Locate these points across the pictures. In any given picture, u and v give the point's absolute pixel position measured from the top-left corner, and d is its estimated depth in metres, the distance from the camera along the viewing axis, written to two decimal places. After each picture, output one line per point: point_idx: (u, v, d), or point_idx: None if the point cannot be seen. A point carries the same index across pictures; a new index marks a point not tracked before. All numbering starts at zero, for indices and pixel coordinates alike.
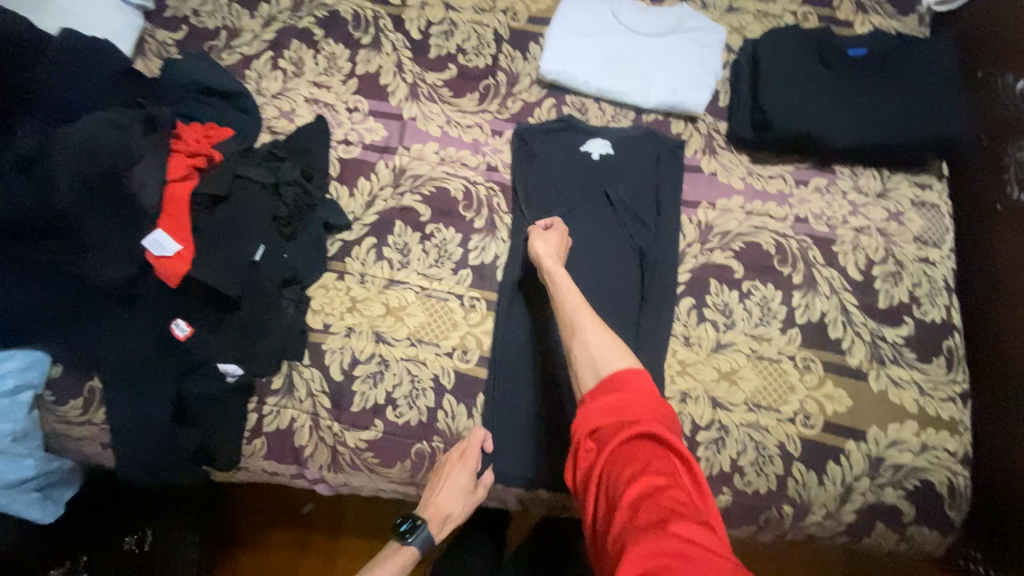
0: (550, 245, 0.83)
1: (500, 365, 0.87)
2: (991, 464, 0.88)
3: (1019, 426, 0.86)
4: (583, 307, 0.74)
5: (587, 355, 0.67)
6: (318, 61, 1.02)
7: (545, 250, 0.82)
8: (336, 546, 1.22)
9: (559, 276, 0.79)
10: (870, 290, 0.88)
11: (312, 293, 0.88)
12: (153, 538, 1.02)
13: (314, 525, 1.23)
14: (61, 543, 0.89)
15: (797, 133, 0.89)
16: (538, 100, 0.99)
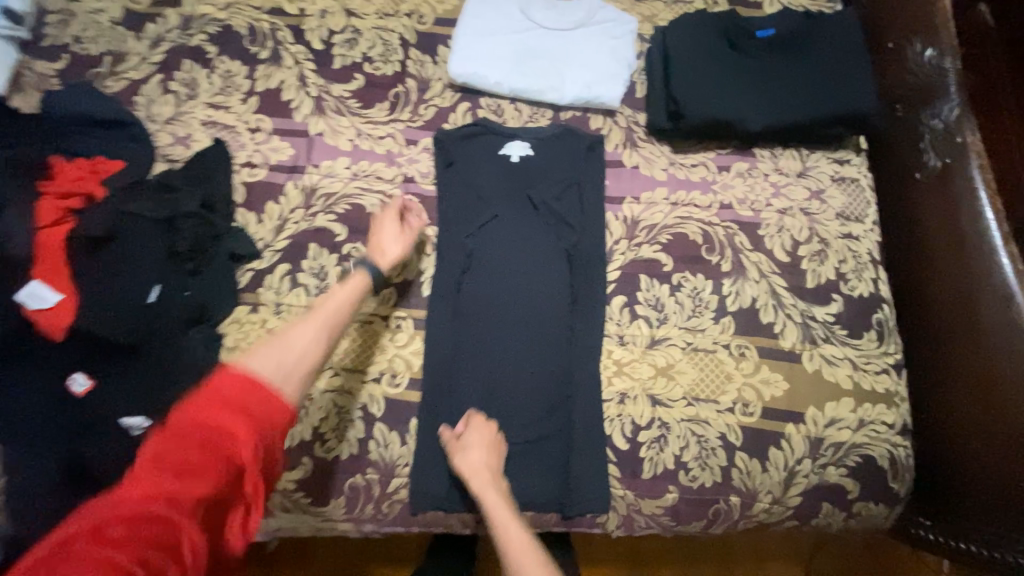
0: (475, 457, 0.74)
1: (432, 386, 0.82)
2: (930, 430, 0.90)
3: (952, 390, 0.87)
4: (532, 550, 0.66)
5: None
6: (213, 80, 0.95)
7: (474, 470, 0.73)
8: None
9: (491, 505, 0.71)
10: (798, 271, 0.87)
11: (224, 330, 0.82)
12: None
13: None
14: None
15: (712, 119, 0.87)
16: (452, 105, 0.95)
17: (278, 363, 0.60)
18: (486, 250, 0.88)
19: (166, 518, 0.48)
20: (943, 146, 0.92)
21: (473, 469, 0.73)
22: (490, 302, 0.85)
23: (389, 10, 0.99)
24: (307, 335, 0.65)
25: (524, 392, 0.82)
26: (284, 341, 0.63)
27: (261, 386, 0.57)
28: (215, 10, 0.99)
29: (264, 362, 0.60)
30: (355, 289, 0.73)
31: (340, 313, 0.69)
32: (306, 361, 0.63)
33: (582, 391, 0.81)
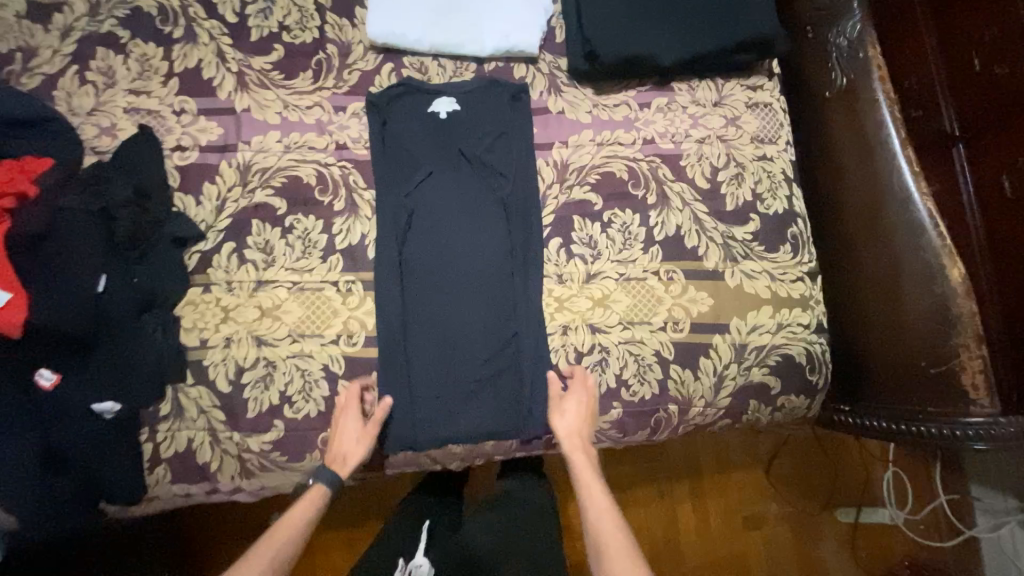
0: (570, 421, 0.84)
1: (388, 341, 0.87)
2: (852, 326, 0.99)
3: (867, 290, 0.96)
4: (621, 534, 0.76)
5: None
6: (130, 66, 0.93)
7: (569, 434, 0.84)
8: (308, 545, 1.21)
9: (579, 466, 0.82)
10: (718, 196, 0.94)
11: (180, 312, 0.86)
12: None
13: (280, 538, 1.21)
14: None
15: (627, 57, 0.90)
16: (375, 67, 0.95)
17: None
18: (426, 207, 0.91)
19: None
20: (850, 62, 0.96)
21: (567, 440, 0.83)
22: (435, 257, 0.90)
23: None
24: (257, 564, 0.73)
25: (475, 335, 0.88)
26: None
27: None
28: None
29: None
30: (310, 510, 0.80)
31: (292, 539, 0.77)
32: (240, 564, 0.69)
33: (527, 329, 0.88)
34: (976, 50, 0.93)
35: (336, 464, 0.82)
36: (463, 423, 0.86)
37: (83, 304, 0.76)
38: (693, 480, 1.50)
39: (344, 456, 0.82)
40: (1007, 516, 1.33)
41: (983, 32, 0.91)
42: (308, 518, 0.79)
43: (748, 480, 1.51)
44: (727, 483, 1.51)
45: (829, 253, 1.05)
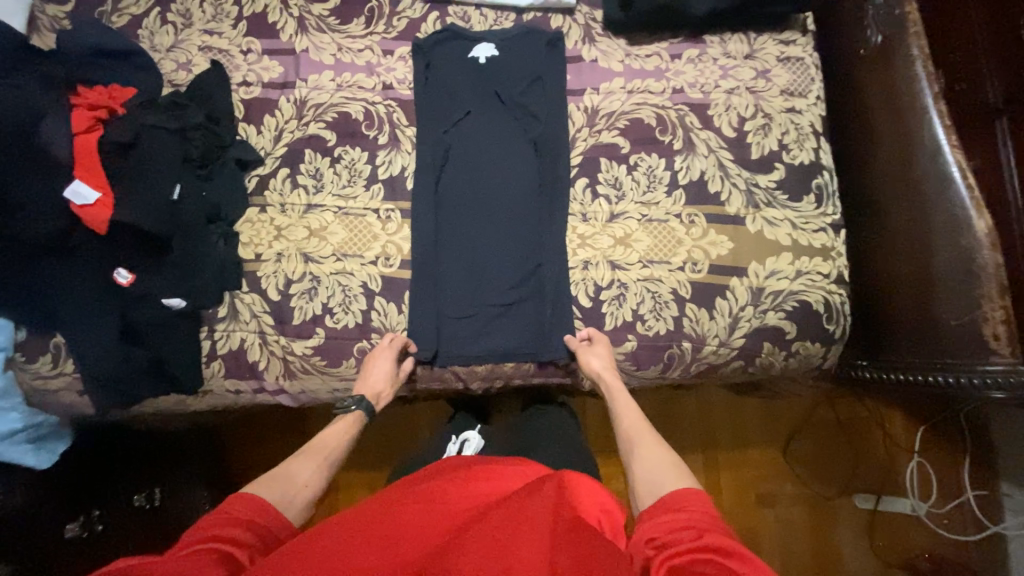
0: (603, 360, 0.90)
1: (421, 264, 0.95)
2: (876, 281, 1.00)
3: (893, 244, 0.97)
4: (644, 429, 0.79)
5: (647, 481, 0.69)
6: (205, 9, 1.04)
7: (600, 370, 0.89)
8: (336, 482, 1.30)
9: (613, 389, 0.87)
10: (743, 144, 0.96)
11: (239, 228, 0.96)
12: (162, 494, 1.13)
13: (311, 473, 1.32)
14: (71, 494, 0.98)
15: (658, 7, 0.94)
16: (422, 15, 1.02)
17: (280, 491, 0.69)
18: (463, 144, 0.98)
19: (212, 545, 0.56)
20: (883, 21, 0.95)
21: (601, 371, 0.89)
22: (469, 191, 0.97)
23: None
24: (300, 472, 0.73)
25: (501, 264, 0.95)
26: (288, 475, 0.72)
27: (268, 507, 0.65)
28: None
29: (269, 490, 0.67)
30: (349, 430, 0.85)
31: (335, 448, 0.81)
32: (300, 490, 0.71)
33: (550, 260, 0.94)
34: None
35: (370, 399, 0.89)
36: (486, 342, 0.94)
37: (160, 207, 0.86)
38: (707, 453, 1.52)
39: (378, 393, 0.89)
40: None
41: None
42: (345, 438, 0.84)
43: (763, 456, 1.52)
44: (740, 458, 1.52)
45: (856, 211, 1.06)
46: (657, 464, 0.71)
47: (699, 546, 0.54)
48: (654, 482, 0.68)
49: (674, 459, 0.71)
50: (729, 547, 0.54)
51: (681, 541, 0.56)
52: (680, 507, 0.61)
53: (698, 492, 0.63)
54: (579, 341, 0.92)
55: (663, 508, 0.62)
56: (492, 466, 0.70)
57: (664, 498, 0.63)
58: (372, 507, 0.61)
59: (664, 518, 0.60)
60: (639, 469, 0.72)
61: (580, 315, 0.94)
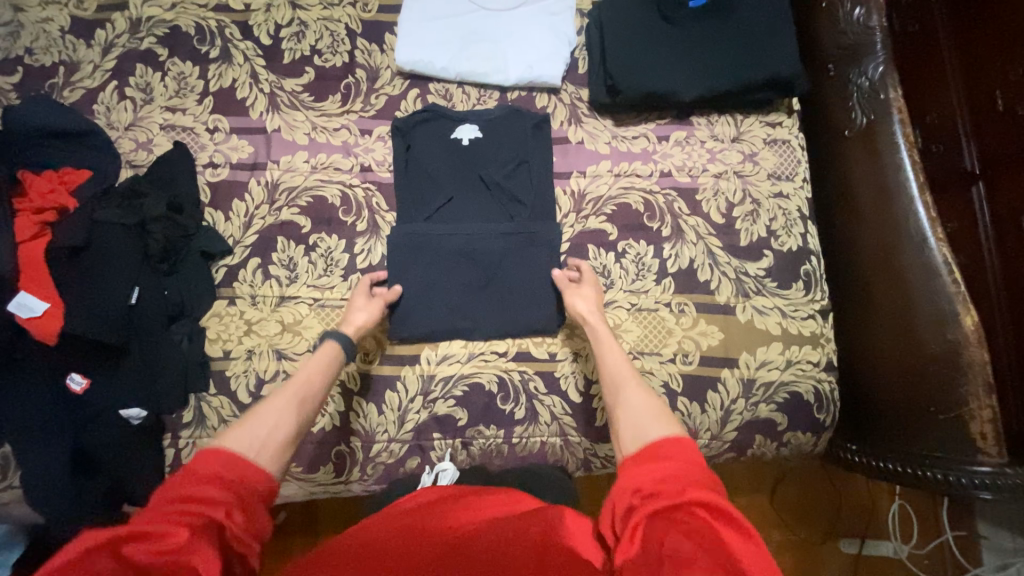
0: (590, 304, 0.86)
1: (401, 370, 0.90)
2: (863, 369, 0.99)
3: (882, 332, 0.95)
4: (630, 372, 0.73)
5: (632, 428, 0.63)
6: (167, 84, 0.98)
7: (587, 309, 0.85)
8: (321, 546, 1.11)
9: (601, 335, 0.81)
10: (732, 231, 0.95)
11: (206, 324, 0.90)
12: None
13: (291, 533, 1.11)
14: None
15: (646, 93, 0.93)
16: (402, 92, 0.98)
17: (253, 439, 0.60)
18: (441, 229, 0.93)
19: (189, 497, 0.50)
20: (869, 103, 0.97)
21: (587, 313, 0.85)
22: (450, 277, 0.91)
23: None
24: (271, 409, 0.65)
25: (497, 300, 0.92)
26: (259, 416, 0.63)
27: (245, 461, 0.57)
28: (162, 11, 1.00)
29: (238, 441, 0.59)
30: (329, 360, 0.77)
31: (310, 377, 0.73)
32: (269, 431, 0.62)
33: (545, 230, 0.93)
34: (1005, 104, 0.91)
35: (346, 328, 0.84)
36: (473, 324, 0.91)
37: (117, 313, 0.80)
38: None
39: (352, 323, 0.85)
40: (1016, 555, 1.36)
41: (1008, 70, 0.89)
42: (327, 365, 0.76)
43: (750, 506, 1.51)
44: None
45: (842, 290, 1.04)
46: (642, 410, 0.65)
47: (690, 501, 0.49)
48: (641, 426, 0.62)
49: (664, 407, 0.65)
50: (712, 502, 0.49)
51: (671, 493, 0.51)
52: (668, 454, 0.56)
53: (678, 436, 0.59)
54: (566, 278, 0.91)
55: (651, 457, 0.56)
56: (473, 499, 0.71)
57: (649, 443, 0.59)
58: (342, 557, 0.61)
59: (649, 467, 0.55)
60: (623, 414, 0.66)
61: (570, 411, 0.91)
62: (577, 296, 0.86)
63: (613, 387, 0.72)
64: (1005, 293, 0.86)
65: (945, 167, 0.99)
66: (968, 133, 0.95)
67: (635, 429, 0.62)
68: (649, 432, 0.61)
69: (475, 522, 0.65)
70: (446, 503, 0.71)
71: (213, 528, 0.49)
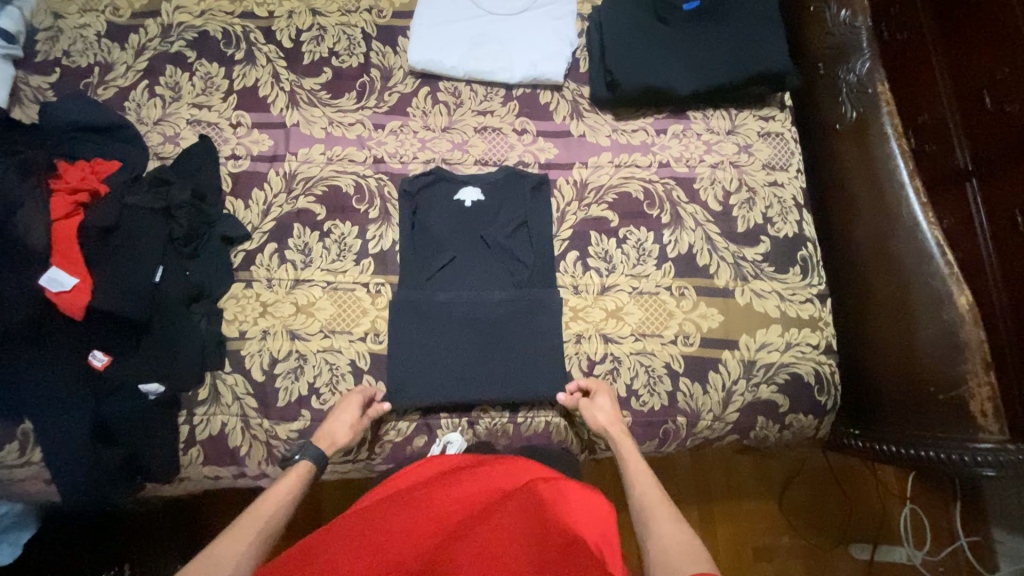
0: (606, 415, 0.87)
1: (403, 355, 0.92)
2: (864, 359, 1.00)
3: (880, 323, 0.97)
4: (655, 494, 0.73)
5: (661, 559, 0.62)
6: (194, 83, 1.05)
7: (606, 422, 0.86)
8: None
9: (626, 452, 0.82)
10: (729, 218, 0.99)
11: (223, 305, 0.94)
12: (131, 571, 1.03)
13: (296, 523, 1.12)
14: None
15: (643, 88, 0.98)
16: (413, 90, 1.04)
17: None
18: (442, 291, 0.94)
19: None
20: (858, 97, 1.02)
21: (607, 427, 0.85)
22: (450, 342, 0.92)
23: (350, 7, 1.09)
24: (235, 546, 0.65)
25: (500, 370, 0.91)
26: (214, 556, 0.63)
27: None
28: (191, 17, 1.08)
29: None
30: (295, 483, 0.77)
31: (275, 507, 0.72)
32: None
33: (546, 302, 0.94)
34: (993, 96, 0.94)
35: (323, 442, 0.84)
36: (474, 384, 0.91)
37: (141, 290, 0.84)
38: (702, 505, 1.47)
39: (333, 435, 0.84)
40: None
41: (997, 69, 0.90)
42: (293, 494, 0.75)
43: (759, 510, 1.47)
44: (735, 510, 1.47)
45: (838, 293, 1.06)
46: (675, 544, 0.63)
47: None
48: (671, 559, 0.61)
49: (694, 539, 0.64)
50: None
51: None
52: None
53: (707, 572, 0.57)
54: (574, 399, 0.89)
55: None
56: (478, 474, 0.73)
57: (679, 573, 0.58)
58: (350, 529, 0.62)
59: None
60: (649, 542, 0.65)
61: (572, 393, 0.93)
62: (592, 411, 0.87)
63: (640, 517, 0.71)
64: (1005, 294, 0.85)
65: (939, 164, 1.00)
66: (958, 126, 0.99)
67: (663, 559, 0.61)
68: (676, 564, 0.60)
69: (483, 497, 0.67)
70: (452, 477, 0.72)
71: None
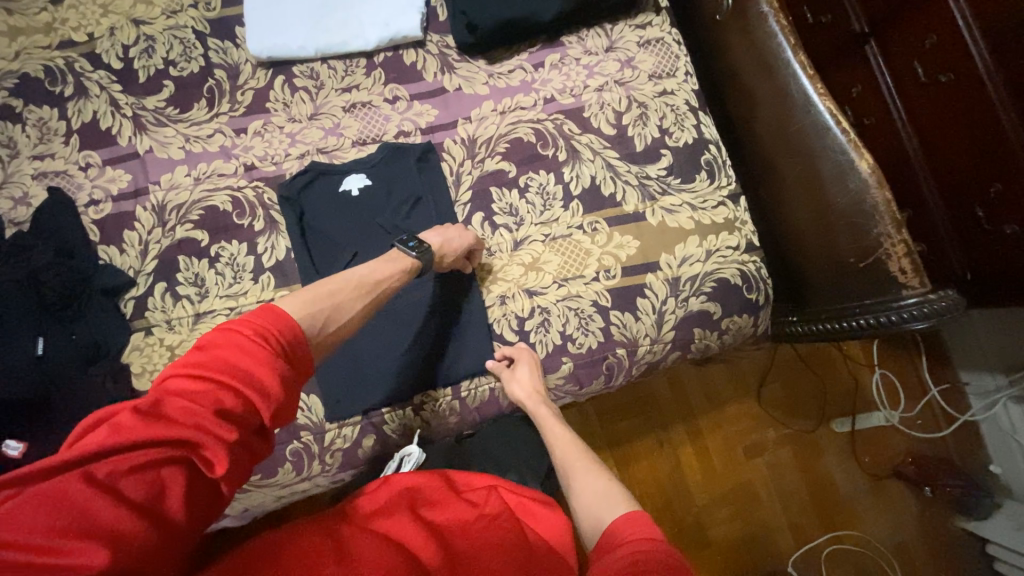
0: (527, 385, 0.86)
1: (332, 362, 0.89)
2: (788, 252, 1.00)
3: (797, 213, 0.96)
4: (579, 453, 0.77)
5: (592, 516, 0.66)
6: (28, 133, 0.95)
7: (526, 397, 0.85)
8: None
9: (545, 417, 0.84)
10: (626, 139, 0.95)
11: (128, 359, 0.88)
12: None
13: None
14: None
15: (504, 21, 0.91)
16: (267, 83, 0.96)
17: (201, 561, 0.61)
18: None
19: (188, 425, 0.48)
20: None
21: (525, 400, 0.85)
22: (375, 336, 0.89)
23: (174, 7, 0.98)
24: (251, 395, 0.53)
25: (438, 347, 0.90)
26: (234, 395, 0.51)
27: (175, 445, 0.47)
28: (5, 61, 0.96)
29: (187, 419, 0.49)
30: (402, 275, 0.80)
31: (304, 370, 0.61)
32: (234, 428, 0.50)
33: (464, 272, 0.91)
34: None
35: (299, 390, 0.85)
36: (409, 367, 0.89)
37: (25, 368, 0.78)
38: (687, 423, 1.43)
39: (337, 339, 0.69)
40: (998, 393, 1.31)
41: None
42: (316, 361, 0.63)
43: (741, 412, 1.45)
44: (720, 420, 1.44)
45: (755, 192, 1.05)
46: (595, 497, 0.68)
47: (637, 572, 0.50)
48: (601, 510, 0.65)
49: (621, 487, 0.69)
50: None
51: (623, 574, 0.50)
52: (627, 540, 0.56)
53: (636, 517, 0.60)
54: (499, 365, 0.89)
55: (611, 547, 0.57)
56: (446, 505, 0.68)
57: (615, 531, 0.60)
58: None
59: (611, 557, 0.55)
60: (579, 500, 0.70)
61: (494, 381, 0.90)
62: (513, 385, 0.86)
63: (566, 474, 0.75)
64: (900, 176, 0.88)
65: (837, 35, 1.12)
66: None
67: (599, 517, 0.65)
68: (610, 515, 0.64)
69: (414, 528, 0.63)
70: (415, 512, 0.66)
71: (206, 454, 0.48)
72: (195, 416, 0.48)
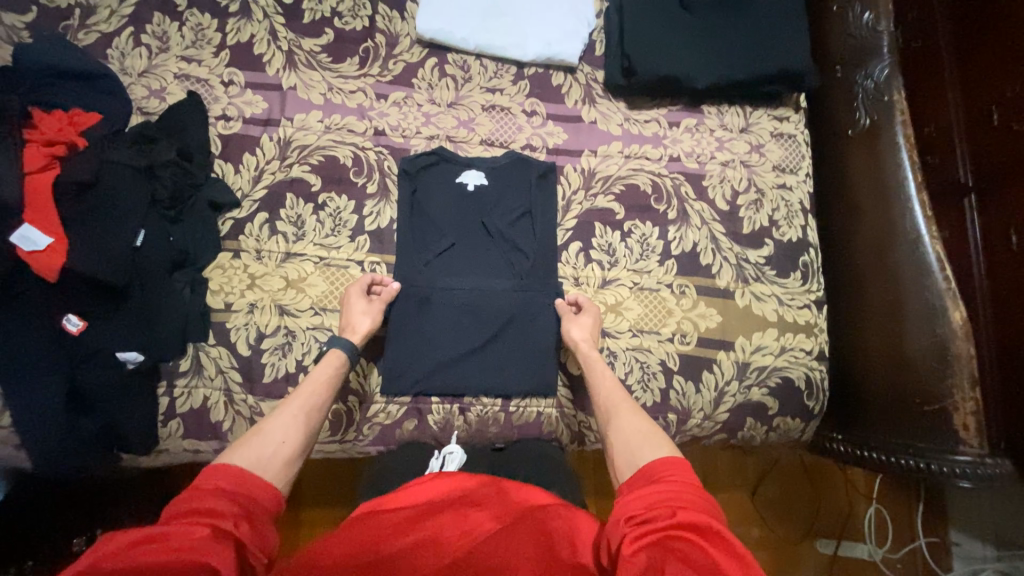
0: (584, 331, 0.87)
1: (398, 339, 0.90)
2: (852, 376, 0.96)
3: (873, 339, 0.92)
4: (623, 399, 0.76)
5: (627, 452, 0.66)
6: (184, 34, 0.97)
7: (582, 339, 0.86)
8: (299, 517, 1.12)
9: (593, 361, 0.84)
10: (735, 218, 0.98)
11: (209, 274, 0.90)
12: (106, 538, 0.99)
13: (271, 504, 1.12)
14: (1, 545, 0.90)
15: (659, 76, 0.96)
16: (420, 60, 0.99)
17: (257, 456, 0.61)
18: (444, 277, 0.92)
19: (180, 545, 0.46)
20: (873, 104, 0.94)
21: (581, 342, 0.86)
22: (447, 326, 0.90)
23: None
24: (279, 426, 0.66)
25: (503, 358, 0.91)
26: (264, 434, 0.64)
27: (242, 471, 0.57)
28: None
29: (247, 456, 0.60)
30: (332, 374, 0.77)
31: (315, 389, 0.73)
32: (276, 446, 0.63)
33: (548, 296, 0.93)
34: (995, 104, 0.87)
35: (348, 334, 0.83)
36: (473, 370, 0.90)
37: (123, 253, 0.79)
38: None
39: (354, 326, 0.84)
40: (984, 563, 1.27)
41: (1005, 87, 0.85)
42: (331, 377, 0.77)
43: (730, 501, 1.40)
44: None
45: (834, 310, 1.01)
46: (635, 435, 0.67)
47: (676, 523, 0.50)
48: (636, 450, 0.65)
49: (655, 430, 0.68)
50: (708, 526, 0.50)
51: (660, 517, 0.52)
52: (665, 477, 0.57)
53: (676, 458, 0.60)
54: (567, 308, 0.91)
55: (647, 480, 0.58)
56: (489, 503, 0.61)
57: (646, 468, 0.60)
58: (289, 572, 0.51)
59: (645, 491, 0.56)
60: (616, 440, 0.69)
61: (566, 383, 0.93)
62: (572, 324, 0.87)
63: (607, 414, 0.74)
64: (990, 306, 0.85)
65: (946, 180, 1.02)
66: (961, 135, 0.93)
67: (629, 457, 0.65)
68: (643, 456, 0.63)
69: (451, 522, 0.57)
70: (458, 505, 0.60)
71: (226, 539, 0.49)
72: (175, 565, 0.44)
